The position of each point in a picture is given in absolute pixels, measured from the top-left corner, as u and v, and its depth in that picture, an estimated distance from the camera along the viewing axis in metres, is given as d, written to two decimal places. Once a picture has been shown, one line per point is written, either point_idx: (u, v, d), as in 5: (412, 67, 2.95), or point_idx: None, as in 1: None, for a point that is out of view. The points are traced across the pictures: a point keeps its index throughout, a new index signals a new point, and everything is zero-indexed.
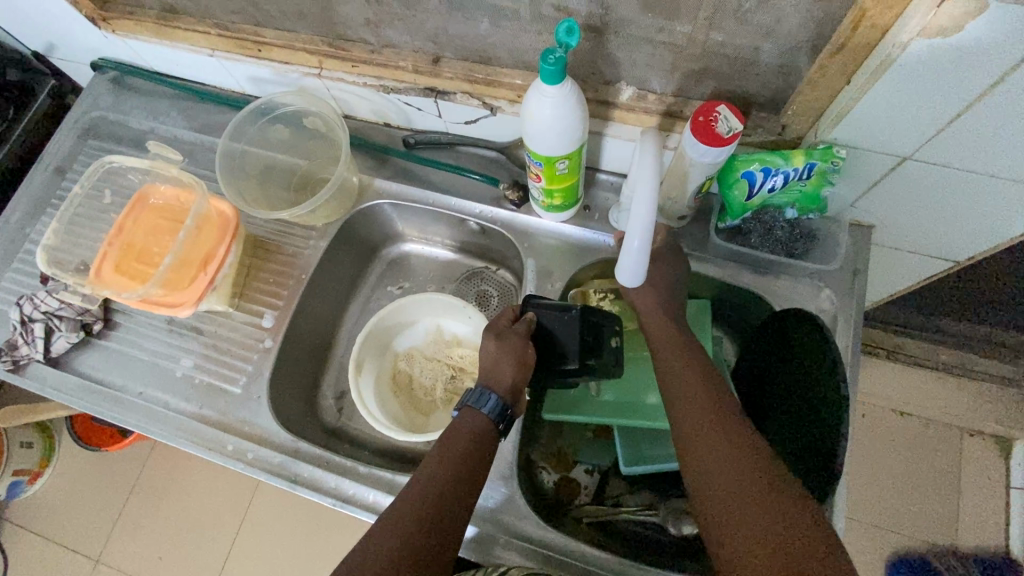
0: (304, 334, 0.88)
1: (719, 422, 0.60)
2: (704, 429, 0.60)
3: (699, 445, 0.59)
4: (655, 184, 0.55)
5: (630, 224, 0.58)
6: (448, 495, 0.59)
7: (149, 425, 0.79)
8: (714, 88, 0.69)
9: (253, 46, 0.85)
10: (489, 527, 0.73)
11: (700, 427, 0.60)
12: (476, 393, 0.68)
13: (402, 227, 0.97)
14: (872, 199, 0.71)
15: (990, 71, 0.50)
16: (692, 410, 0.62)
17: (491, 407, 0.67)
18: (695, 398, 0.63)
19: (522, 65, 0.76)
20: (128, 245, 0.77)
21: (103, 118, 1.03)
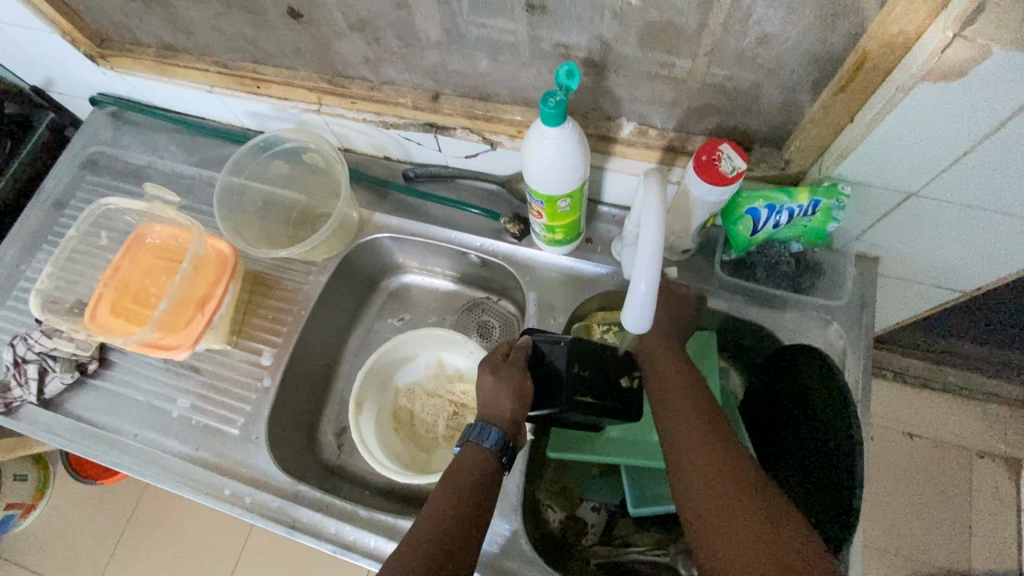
0: (304, 370, 0.87)
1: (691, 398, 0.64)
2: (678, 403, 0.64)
3: (698, 487, 0.55)
4: (660, 227, 0.55)
5: (636, 265, 0.56)
6: (460, 526, 0.56)
7: (144, 468, 0.77)
8: (715, 123, 0.68)
9: (253, 83, 0.85)
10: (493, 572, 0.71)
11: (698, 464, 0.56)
12: (477, 427, 0.65)
13: (403, 259, 0.96)
14: (878, 232, 0.70)
15: (998, 111, 0.50)
16: (690, 447, 0.58)
17: (494, 443, 0.64)
18: (693, 432, 0.60)
19: (522, 101, 0.75)
20: (123, 286, 0.76)
21: (102, 153, 1.03)
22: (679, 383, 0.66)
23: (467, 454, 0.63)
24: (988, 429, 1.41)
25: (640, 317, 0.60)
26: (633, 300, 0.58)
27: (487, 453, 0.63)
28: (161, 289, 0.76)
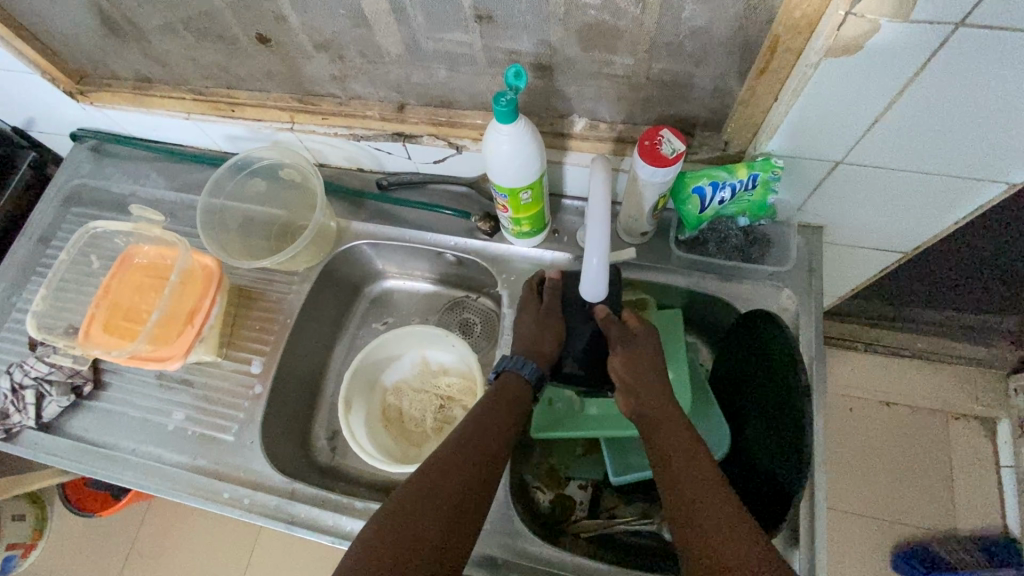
0: (293, 376, 0.90)
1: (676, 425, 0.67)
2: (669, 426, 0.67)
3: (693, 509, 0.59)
4: (609, 205, 0.61)
5: (587, 242, 0.62)
6: (492, 434, 0.67)
7: (144, 481, 0.80)
8: (659, 113, 0.74)
9: (228, 107, 0.89)
10: (485, 548, 0.75)
11: (704, 535, 0.56)
12: (515, 359, 0.75)
13: (382, 265, 1.00)
14: (818, 201, 0.76)
15: (896, 79, 0.56)
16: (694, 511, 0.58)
17: (532, 374, 0.74)
18: (698, 494, 0.59)
19: (481, 106, 0.81)
20: (115, 305, 0.79)
21: (84, 185, 1.07)
22: (675, 436, 0.66)
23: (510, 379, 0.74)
24: (961, 392, 1.46)
25: (593, 284, 0.66)
26: (586, 271, 0.64)
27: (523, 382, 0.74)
28: (151, 304, 0.80)
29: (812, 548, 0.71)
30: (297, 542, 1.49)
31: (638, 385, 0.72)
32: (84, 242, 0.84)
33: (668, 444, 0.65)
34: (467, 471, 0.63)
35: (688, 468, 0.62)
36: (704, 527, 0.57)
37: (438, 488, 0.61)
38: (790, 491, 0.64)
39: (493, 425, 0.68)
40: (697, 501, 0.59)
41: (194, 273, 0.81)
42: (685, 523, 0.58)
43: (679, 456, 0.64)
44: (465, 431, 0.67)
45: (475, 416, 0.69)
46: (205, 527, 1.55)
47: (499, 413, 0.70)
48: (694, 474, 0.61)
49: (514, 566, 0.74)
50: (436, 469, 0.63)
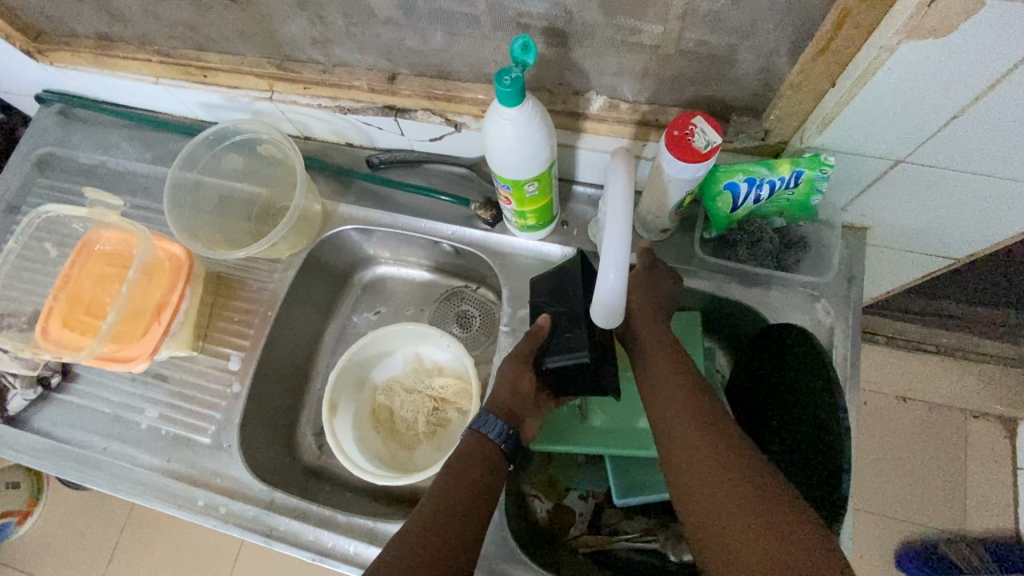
0: (276, 371, 0.84)
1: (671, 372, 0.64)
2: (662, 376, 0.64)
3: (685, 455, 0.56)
4: (627, 212, 0.51)
5: (603, 252, 0.52)
6: (475, 485, 0.62)
7: (114, 483, 0.75)
8: (691, 94, 0.64)
9: (198, 72, 0.79)
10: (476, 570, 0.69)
11: (682, 440, 0.58)
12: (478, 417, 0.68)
13: (373, 251, 0.92)
14: (865, 202, 0.67)
15: (988, 72, 0.46)
16: (688, 437, 0.57)
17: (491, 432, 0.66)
18: (691, 423, 0.58)
19: (484, 78, 0.70)
20: (74, 298, 0.71)
21: (52, 154, 0.98)
22: (672, 374, 0.64)
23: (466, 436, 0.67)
24: (984, 391, 1.39)
25: (608, 309, 0.56)
26: (602, 291, 0.54)
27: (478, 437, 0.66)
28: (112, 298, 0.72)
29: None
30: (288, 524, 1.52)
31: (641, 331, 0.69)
32: (40, 224, 0.76)
33: (658, 384, 0.64)
34: (454, 524, 0.58)
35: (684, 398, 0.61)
36: (683, 426, 0.59)
37: (428, 535, 0.56)
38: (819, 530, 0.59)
39: (455, 504, 0.59)
40: (693, 427, 0.58)
41: (160, 263, 0.73)
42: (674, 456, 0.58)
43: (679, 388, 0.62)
44: (436, 488, 0.60)
45: (453, 466, 0.63)
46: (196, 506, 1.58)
47: (462, 491, 0.60)
48: (680, 383, 0.63)
49: None
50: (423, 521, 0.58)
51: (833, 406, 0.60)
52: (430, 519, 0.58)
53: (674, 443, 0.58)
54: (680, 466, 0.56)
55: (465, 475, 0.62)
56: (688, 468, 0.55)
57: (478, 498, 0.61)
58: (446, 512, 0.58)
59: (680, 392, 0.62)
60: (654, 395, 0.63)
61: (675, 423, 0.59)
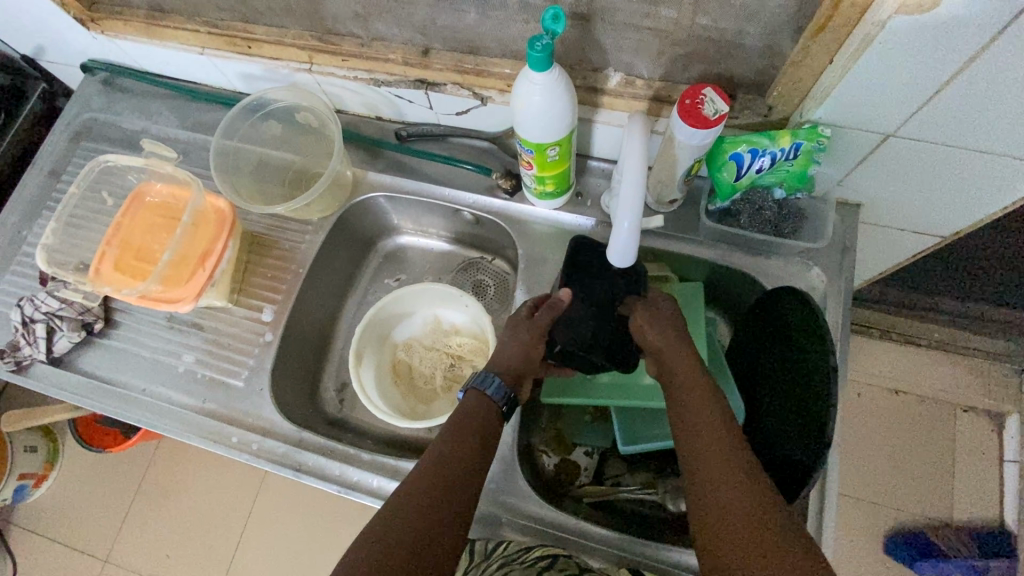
0: (304, 327, 0.89)
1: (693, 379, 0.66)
2: (685, 382, 0.66)
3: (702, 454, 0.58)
4: (644, 168, 0.57)
5: (619, 203, 0.59)
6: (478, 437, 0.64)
7: (153, 420, 0.80)
8: (701, 72, 0.70)
9: (243, 43, 0.85)
10: (485, 505, 0.75)
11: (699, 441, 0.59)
12: (482, 375, 0.70)
13: (397, 220, 0.98)
14: (859, 176, 0.73)
15: (969, 46, 0.51)
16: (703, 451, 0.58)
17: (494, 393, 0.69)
18: (708, 431, 0.59)
19: (511, 54, 0.76)
20: (126, 245, 0.77)
21: (95, 120, 1.03)
22: (696, 383, 0.65)
23: (471, 398, 0.69)
24: (974, 385, 1.44)
25: (623, 252, 0.63)
26: (618, 236, 0.61)
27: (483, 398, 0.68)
28: (161, 247, 0.78)
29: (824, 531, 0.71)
30: (298, 490, 1.65)
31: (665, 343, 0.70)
32: (95, 176, 0.82)
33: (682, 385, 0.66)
34: (460, 471, 0.61)
35: (703, 405, 0.62)
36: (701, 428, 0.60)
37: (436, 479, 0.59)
38: (806, 472, 0.63)
39: (458, 450, 0.62)
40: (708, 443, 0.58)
41: (206, 215, 0.79)
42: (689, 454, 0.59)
43: (696, 400, 0.63)
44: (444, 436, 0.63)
45: (458, 419, 0.66)
46: (209, 475, 1.69)
47: (466, 438, 0.64)
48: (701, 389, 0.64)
49: (518, 525, 0.74)
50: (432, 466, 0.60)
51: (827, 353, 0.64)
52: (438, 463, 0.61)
53: (691, 454, 0.59)
54: (694, 470, 0.58)
55: (470, 428, 0.65)
56: (700, 473, 0.57)
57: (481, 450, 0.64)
58: (454, 460, 0.61)
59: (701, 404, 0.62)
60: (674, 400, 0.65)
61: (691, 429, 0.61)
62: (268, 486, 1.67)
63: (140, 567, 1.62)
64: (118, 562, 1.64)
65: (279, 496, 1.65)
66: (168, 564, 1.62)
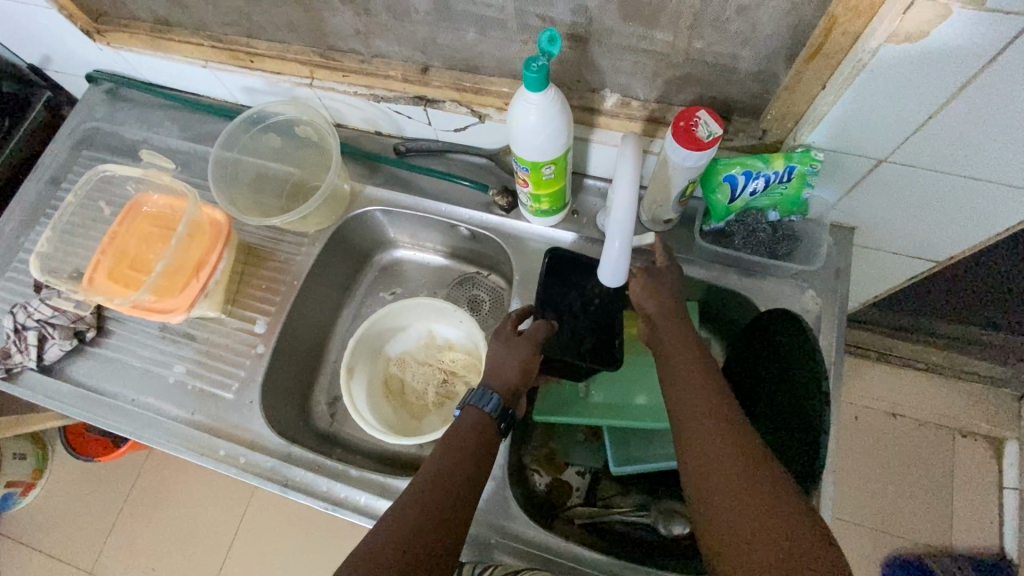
0: (297, 340, 0.89)
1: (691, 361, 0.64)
2: (682, 364, 0.64)
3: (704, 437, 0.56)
4: (635, 191, 0.57)
5: (610, 225, 0.59)
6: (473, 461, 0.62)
7: (141, 431, 0.80)
8: (696, 94, 0.71)
9: (246, 57, 0.86)
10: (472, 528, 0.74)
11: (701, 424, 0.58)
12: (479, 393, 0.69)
13: (394, 234, 0.99)
14: (852, 200, 0.73)
15: (957, 76, 0.52)
16: (710, 457, 0.55)
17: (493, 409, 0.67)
18: (709, 413, 0.58)
19: (509, 73, 0.77)
20: (120, 254, 0.77)
21: (97, 129, 1.04)
22: (694, 367, 0.64)
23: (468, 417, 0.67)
24: (972, 410, 1.43)
25: (614, 270, 0.64)
26: (610, 256, 0.62)
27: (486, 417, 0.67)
28: (156, 257, 0.77)
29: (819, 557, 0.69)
30: (289, 504, 1.63)
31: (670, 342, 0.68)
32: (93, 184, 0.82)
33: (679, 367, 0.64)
34: (455, 494, 0.58)
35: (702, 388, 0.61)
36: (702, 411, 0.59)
37: (430, 501, 0.57)
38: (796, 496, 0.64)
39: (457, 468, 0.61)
40: (717, 441, 0.55)
41: (202, 226, 0.79)
42: (690, 436, 0.58)
43: (700, 396, 0.60)
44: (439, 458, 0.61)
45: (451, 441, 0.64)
46: (199, 487, 1.67)
47: (460, 462, 0.62)
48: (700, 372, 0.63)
49: (509, 548, 0.73)
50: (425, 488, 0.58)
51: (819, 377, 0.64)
52: (433, 486, 0.58)
53: (692, 436, 0.57)
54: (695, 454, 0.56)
55: (465, 451, 0.63)
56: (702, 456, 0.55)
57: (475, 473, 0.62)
58: (449, 483, 0.59)
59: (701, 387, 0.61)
60: (672, 384, 0.63)
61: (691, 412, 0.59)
62: (257, 499, 1.65)
63: None
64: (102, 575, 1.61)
65: (270, 509, 1.63)
66: None
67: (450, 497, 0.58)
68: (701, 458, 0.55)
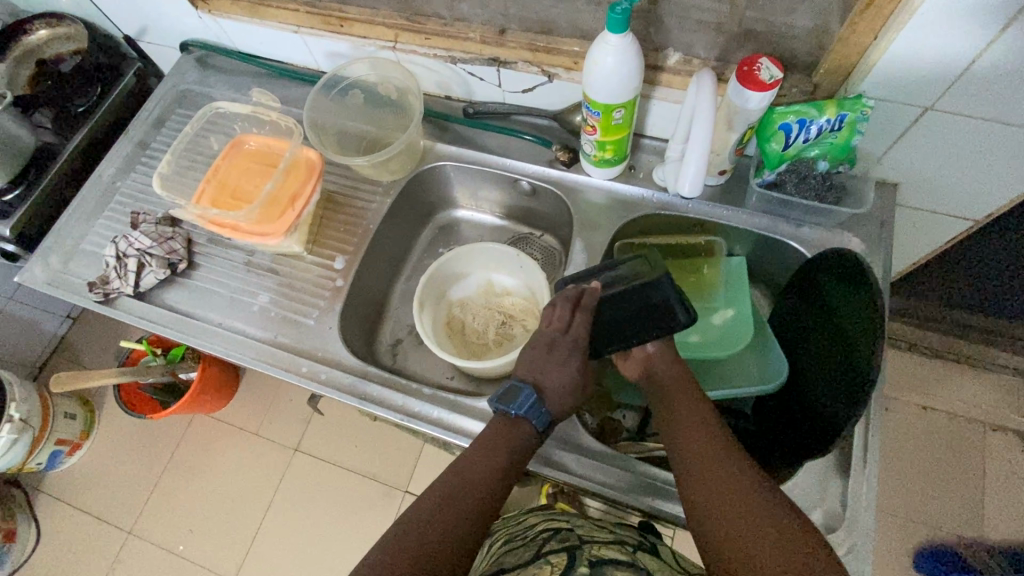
0: (368, 279, 0.96)
1: (686, 403, 0.71)
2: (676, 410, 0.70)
3: (709, 477, 0.63)
4: (711, 117, 0.69)
5: (691, 149, 0.74)
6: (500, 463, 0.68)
7: (227, 350, 0.86)
8: (753, 51, 0.78)
9: (337, 22, 0.95)
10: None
11: (703, 466, 0.64)
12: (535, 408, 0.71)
13: (456, 193, 1.07)
14: (897, 153, 0.79)
15: (999, 19, 0.59)
16: (717, 495, 0.61)
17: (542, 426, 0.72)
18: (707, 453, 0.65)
19: (580, 34, 0.85)
20: (223, 184, 0.85)
21: (189, 90, 1.13)
22: (689, 404, 0.70)
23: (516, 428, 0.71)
24: (1002, 402, 1.45)
25: (692, 183, 0.77)
26: (688, 177, 0.76)
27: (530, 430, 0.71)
28: (254, 188, 0.85)
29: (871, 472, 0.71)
30: (324, 474, 1.68)
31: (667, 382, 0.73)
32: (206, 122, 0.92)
33: (678, 409, 0.70)
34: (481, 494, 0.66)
35: (700, 429, 0.67)
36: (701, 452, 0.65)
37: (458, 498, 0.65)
38: (842, 421, 0.66)
39: (464, 487, 0.66)
40: (719, 480, 0.62)
41: (298, 165, 0.86)
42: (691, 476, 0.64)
43: (700, 437, 0.67)
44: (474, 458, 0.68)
45: (484, 442, 0.70)
46: (238, 454, 1.73)
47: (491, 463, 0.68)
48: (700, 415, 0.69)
49: (568, 459, 0.78)
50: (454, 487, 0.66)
51: (874, 296, 0.66)
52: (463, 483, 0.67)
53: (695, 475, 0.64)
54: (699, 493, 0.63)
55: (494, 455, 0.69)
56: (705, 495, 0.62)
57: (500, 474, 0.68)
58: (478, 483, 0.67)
59: (701, 430, 0.67)
60: (671, 425, 0.70)
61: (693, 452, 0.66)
62: (293, 468, 1.70)
63: (163, 540, 1.64)
64: (140, 535, 1.66)
65: (305, 478, 1.68)
66: (191, 539, 1.64)
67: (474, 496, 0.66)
68: (706, 496, 0.62)
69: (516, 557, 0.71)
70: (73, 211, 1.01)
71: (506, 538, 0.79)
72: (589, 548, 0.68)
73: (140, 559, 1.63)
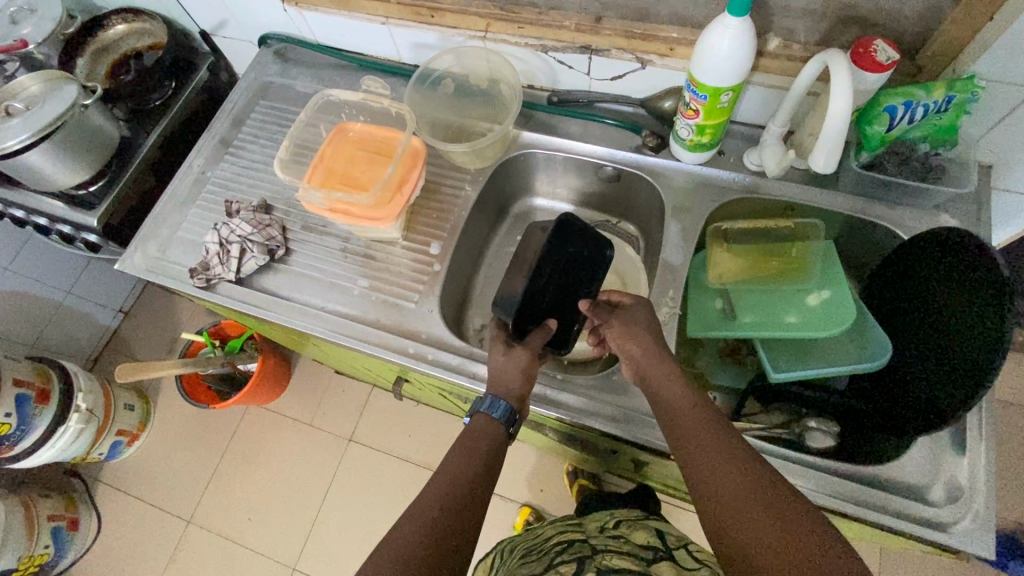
0: (458, 265, 0.98)
1: (677, 391, 0.68)
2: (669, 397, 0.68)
3: (709, 462, 0.60)
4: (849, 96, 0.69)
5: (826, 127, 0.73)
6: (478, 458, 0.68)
7: (331, 333, 0.88)
8: (856, 36, 0.79)
9: (428, 13, 0.98)
10: (624, 411, 0.81)
11: (699, 454, 0.61)
12: (487, 400, 0.73)
13: (537, 180, 1.08)
14: (997, 135, 0.81)
15: None
16: (716, 481, 0.58)
17: (502, 415, 0.73)
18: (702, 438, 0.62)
19: (676, 21, 0.87)
20: (330, 169, 0.87)
21: (271, 83, 1.16)
22: (681, 390, 0.68)
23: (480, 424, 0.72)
24: None
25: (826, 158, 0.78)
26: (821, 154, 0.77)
27: (494, 422, 0.72)
28: (360, 172, 0.88)
29: (981, 444, 0.73)
30: (379, 462, 1.70)
31: (658, 373, 0.71)
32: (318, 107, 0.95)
33: (672, 398, 0.68)
34: (463, 491, 0.64)
35: (697, 416, 0.65)
36: (697, 437, 0.63)
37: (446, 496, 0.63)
38: (960, 405, 0.66)
39: (449, 483, 0.65)
40: (716, 467, 0.59)
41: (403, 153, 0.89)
42: (692, 466, 0.61)
43: (696, 424, 0.64)
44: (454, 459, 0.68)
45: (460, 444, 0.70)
46: (294, 444, 1.75)
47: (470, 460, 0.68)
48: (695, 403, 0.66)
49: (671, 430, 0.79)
50: (439, 488, 0.64)
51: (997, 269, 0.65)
52: (446, 482, 0.65)
53: (691, 461, 0.61)
54: (699, 482, 0.59)
55: (471, 456, 0.68)
56: (705, 482, 0.59)
57: (482, 469, 0.67)
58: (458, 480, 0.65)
59: (695, 416, 0.65)
60: (666, 415, 0.67)
61: (690, 438, 0.63)
62: (349, 457, 1.72)
63: (221, 529, 1.67)
64: (199, 524, 1.68)
65: (361, 467, 1.70)
66: (249, 527, 1.66)
67: (458, 493, 0.64)
68: (707, 482, 0.58)
69: (533, 565, 0.74)
70: (167, 200, 1.04)
71: (524, 550, 0.82)
72: (601, 559, 0.71)
73: (199, 547, 1.66)
